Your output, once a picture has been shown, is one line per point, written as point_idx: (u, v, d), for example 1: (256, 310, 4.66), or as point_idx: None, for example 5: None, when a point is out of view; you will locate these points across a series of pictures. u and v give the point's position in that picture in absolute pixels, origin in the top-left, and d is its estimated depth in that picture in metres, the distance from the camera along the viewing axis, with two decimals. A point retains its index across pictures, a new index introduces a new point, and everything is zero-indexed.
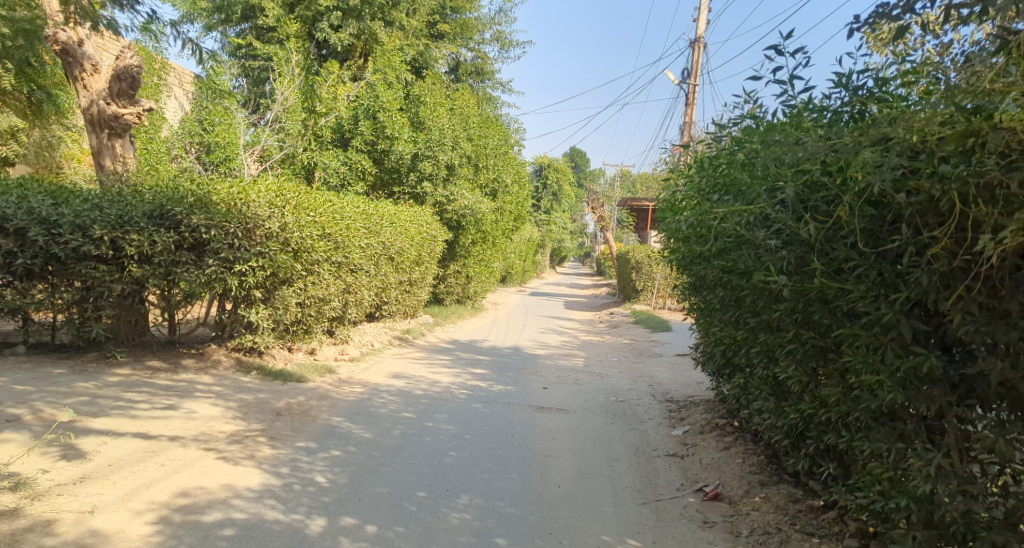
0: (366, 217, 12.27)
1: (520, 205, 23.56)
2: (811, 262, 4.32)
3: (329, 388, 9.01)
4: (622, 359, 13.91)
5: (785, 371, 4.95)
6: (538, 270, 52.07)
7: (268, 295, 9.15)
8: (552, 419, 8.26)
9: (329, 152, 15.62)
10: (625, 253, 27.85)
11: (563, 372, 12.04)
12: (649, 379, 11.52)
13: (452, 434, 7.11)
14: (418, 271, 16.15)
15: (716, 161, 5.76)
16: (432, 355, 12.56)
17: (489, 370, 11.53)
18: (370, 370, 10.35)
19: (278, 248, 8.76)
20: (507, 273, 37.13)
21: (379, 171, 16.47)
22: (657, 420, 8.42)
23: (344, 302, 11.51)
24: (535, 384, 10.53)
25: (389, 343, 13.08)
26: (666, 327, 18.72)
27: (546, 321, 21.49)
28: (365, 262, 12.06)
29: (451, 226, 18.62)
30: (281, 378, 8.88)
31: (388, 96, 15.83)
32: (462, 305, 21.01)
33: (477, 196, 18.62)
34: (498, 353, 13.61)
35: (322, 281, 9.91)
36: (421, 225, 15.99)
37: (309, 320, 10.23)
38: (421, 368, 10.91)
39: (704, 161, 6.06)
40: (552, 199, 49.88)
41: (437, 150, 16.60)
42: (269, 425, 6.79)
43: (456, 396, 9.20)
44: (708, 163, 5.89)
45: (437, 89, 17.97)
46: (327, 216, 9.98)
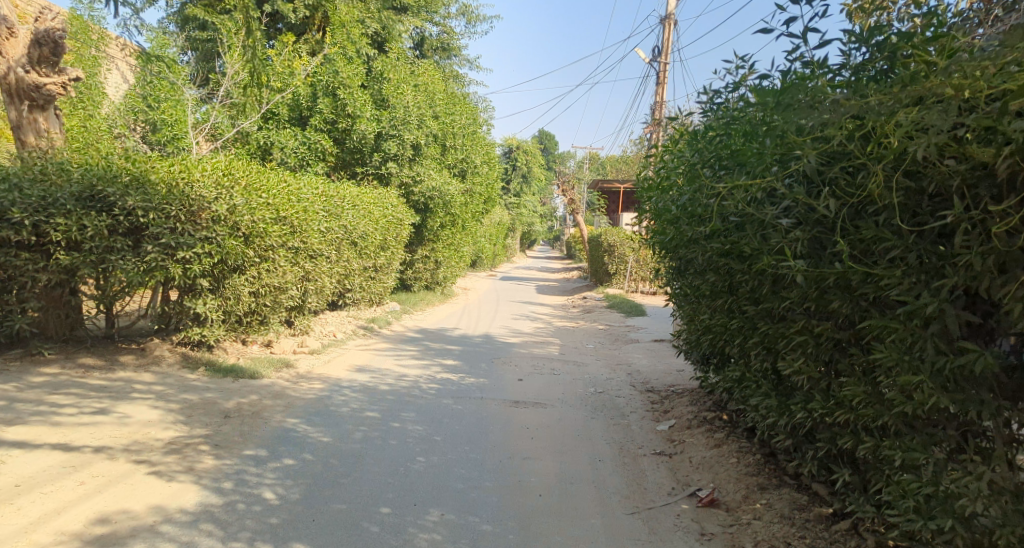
0: (326, 199, 11.60)
1: (490, 186, 22.90)
2: (829, 243, 3.75)
3: (286, 384, 8.32)
4: (598, 347, 13.39)
5: (792, 365, 4.35)
6: (508, 254, 51.53)
7: (217, 284, 8.50)
8: (527, 416, 7.67)
9: (287, 132, 15.25)
10: (597, 235, 27.36)
11: (536, 361, 11.47)
12: (627, 368, 11.01)
13: (420, 436, 6.48)
14: (386, 256, 15.60)
15: (710, 132, 5.20)
16: (398, 346, 11.89)
17: (459, 361, 10.91)
18: (332, 364, 9.70)
19: (226, 233, 8.11)
20: (477, 257, 36.48)
21: (342, 152, 16.01)
22: (639, 414, 7.87)
23: (303, 291, 10.84)
24: (507, 376, 9.94)
25: (353, 333, 12.39)
26: (640, 312, 18.25)
27: (517, 307, 20.92)
28: (326, 247, 11.40)
29: (418, 209, 18.00)
30: (232, 375, 8.18)
31: (349, 72, 15.37)
32: (431, 292, 20.35)
33: (444, 177, 17.97)
34: (468, 342, 13.00)
35: (277, 269, 9.30)
36: (387, 207, 15.33)
37: (263, 308, 9.61)
38: (387, 361, 10.25)
39: (696, 133, 5.50)
40: (522, 181, 49.24)
41: (404, 128, 16.17)
42: (214, 430, 6.11)
43: (424, 391, 8.58)
44: (701, 134, 5.33)
45: (401, 64, 17.21)
46: (282, 198, 9.32)
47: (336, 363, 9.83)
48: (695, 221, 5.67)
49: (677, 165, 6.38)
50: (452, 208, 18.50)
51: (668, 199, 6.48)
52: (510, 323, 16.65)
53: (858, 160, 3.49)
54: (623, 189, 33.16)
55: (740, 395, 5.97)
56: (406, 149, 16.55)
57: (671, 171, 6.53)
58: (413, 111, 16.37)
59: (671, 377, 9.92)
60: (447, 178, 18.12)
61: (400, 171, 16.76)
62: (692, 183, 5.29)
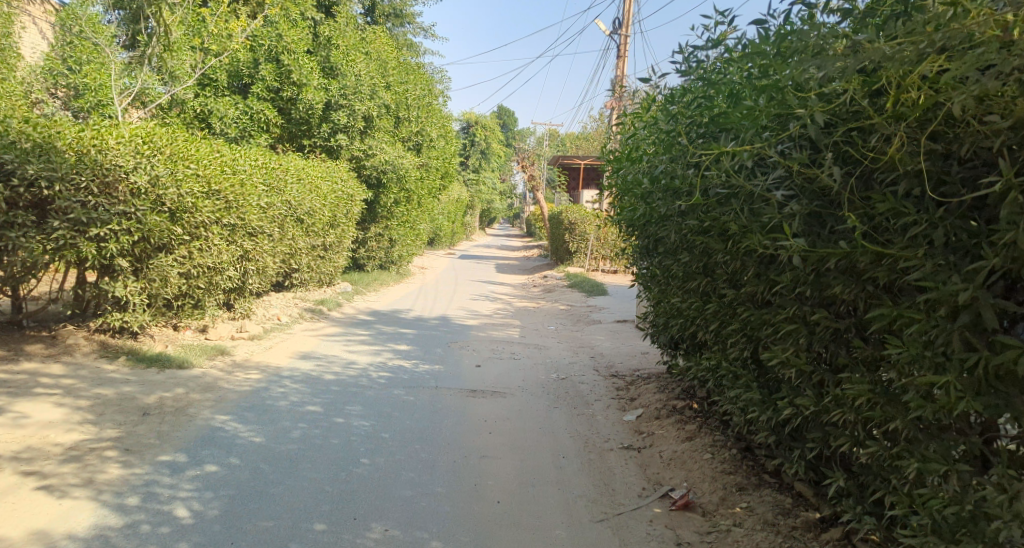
0: (269, 172, 10.93)
1: (447, 161, 22.21)
2: (833, 219, 3.19)
3: (219, 375, 7.62)
4: (559, 328, 12.87)
5: (778, 355, 3.76)
6: (467, 232, 50.90)
7: (139, 265, 7.92)
8: (482, 407, 7.09)
9: (226, 100, 14.52)
10: (558, 212, 26.87)
11: (494, 345, 10.89)
12: (590, 351, 10.50)
13: (366, 433, 5.85)
14: (337, 233, 14.95)
15: (684, 96, 4.64)
16: (348, 330, 11.21)
17: (412, 346, 10.28)
18: (272, 351, 9.03)
19: (147, 208, 7.60)
20: (435, 235, 35.76)
21: (289, 123, 15.44)
22: (604, 402, 7.32)
23: (243, 271, 10.16)
24: (462, 362, 9.34)
25: (299, 317, 11.69)
26: (602, 290, 17.80)
27: (476, 286, 20.34)
28: (269, 225, 10.76)
29: (371, 184, 17.33)
30: (157, 365, 7.46)
31: (293, 37, 14.93)
32: (386, 272, 19.65)
33: (398, 150, 17.28)
34: (423, 325, 12.36)
35: (211, 248, 8.78)
36: (335, 181, 14.62)
37: (197, 291, 9.00)
38: (334, 347, 9.57)
39: (669, 97, 4.94)
40: (481, 157, 48.52)
41: (356, 98, 15.72)
42: (127, 431, 5.43)
43: (373, 380, 7.94)
44: (675, 98, 4.77)
45: (350, 31, 16.40)
46: (214, 170, 8.70)
47: (277, 351, 9.13)
48: (668, 195, 5.12)
49: (647, 134, 5.82)
50: (407, 184, 17.84)
51: (637, 172, 5.93)
52: (467, 303, 16.06)
53: (868, 119, 2.92)
54: (583, 165, 32.72)
55: (714, 383, 5.42)
56: (357, 120, 15.89)
57: (641, 142, 5.97)
58: (364, 81, 15.86)
59: (636, 360, 9.42)
60: (401, 152, 17.44)
61: (351, 143, 16.10)
62: (666, 154, 4.73)
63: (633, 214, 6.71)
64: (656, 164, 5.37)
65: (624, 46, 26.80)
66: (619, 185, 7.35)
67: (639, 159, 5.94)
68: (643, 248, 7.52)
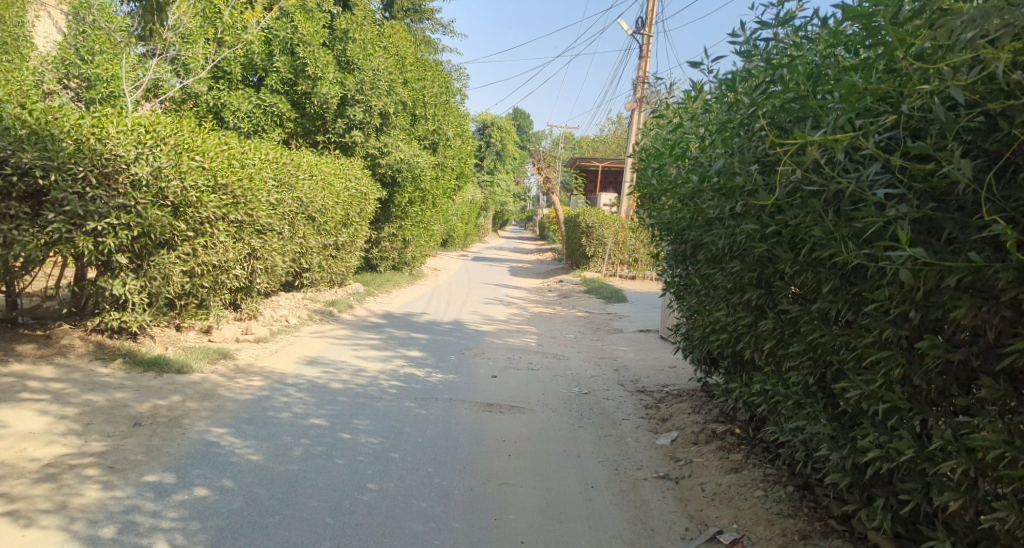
0: (280, 167, 10.43)
1: (463, 161, 21.70)
2: (954, 227, 2.65)
3: (220, 381, 7.10)
4: (578, 336, 12.32)
5: (861, 387, 3.21)
6: (480, 234, 50.40)
7: (139, 262, 7.42)
8: (501, 424, 6.55)
9: (240, 93, 14.04)
10: (574, 216, 26.31)
11: (512, 353, 10.34)
12: (612, 363, 9.94)
13: (375, 453, 5.32)
14: (350, 232, 14.44)
15: (747, 83, 4.09)
16: (358, 334, 10.68)
17: (426, 352, 9.75)
18: (278, 355, 8.53)
19: (149, 202, 7.10)
20: (449, 236, 35.21)
21: (303, 118, 14.95)
22: (634, 422, 6.77)
23: (250, 269, 9.67)
24: (478, 372, 8.78)
25: (308, 318, 11.16)
26: (621, 297, 17.24)
27: (491, 290, 19.77)
28: (280, 222, 10.27)
29: (385, 183, 16.83)
30: (155, 369, 6.96)
31: (309, 29, 14.42)
32: (399, 273, 19.12)
33: (415, 149, 16.80)
34: (437, 330, 11.81)
35: (217, 246, 8.29)
36: (349, 178, 14.12)
37: (201, 289, 8.53)
38: (344, 353, 9.05)
39: (726, 87, 4.39)
40: (497, 159, 48.05)
41: (373, 94, 15.23)
42: (114, 445, 4.92)
43: (384, 389, 7.42)
44: (734, 87, 4.22)
45: (368, 24, 15.93)
46: (221, 163, 8.21)
47: (282, 355, 8.60)
48: (722, 196, 4.56)
49: (694, 130, 5.27)
50: (423, 183, 17.33)
51: (681, 170, 5.38)
52: (482, 308, 15.51)
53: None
54: (601, 168, 32.15)
55: (763, 409, 4.86)
56: (373, 116, 15.38)
57: (686, 138, 5.43)
58: (382, 76, 15.38)
59: (662, 374, 8.86)
60: (417, 150, 16.92)
61: (366, 140, 15.60)
62: (724, 149, 4.18)
63: (672, 218, 6.16)
64: (706, 162, 4.82)
65: (646, 48, 26.23)
66: (653, 186, 6.80)
67: (684, 156, 5.39)
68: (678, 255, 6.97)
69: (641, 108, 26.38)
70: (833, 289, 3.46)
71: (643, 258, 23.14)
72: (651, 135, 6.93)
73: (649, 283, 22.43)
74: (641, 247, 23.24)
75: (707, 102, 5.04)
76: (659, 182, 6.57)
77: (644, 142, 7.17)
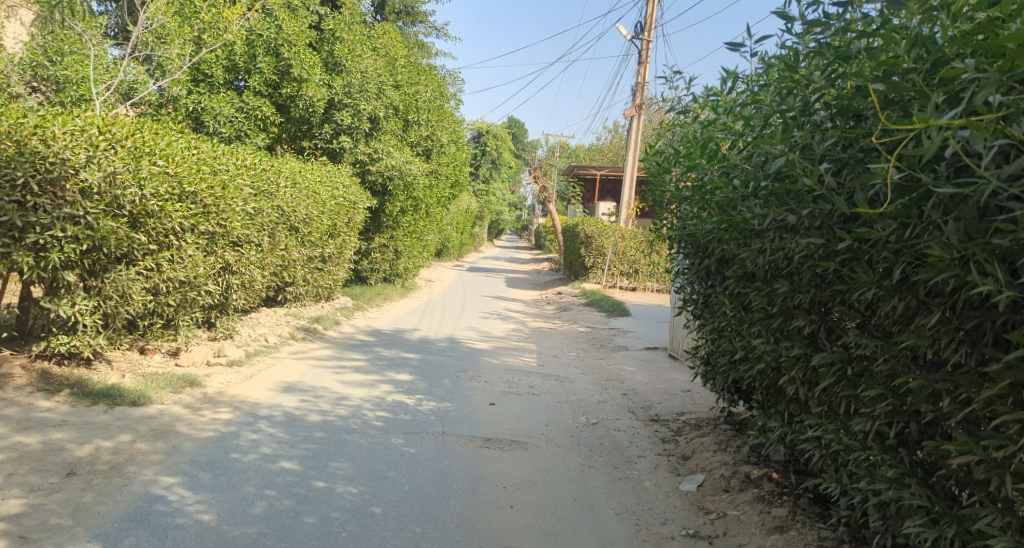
0: (260, 174, 9.64)
1: (458, 169, 20.92)
2: None
3: (181, 415, 6.27)
4: (580, 354, 11.50)
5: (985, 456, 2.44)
6: (475, 244, 49.58)
7: (92, 278, 6.62)
8: (499, 464, 5.74)
9: (221, 95, 13.31)
10: (572, 225, 25.55)
11: (510, 375, 9.53)
12: (620, 386, 9.15)
13: (353, 507, 4.51)
14: (338, 242, 13.67)
15: (809, 66, 3.34)
16: (343, 355, 9.85)
17: (416, 375, 8.93)
18: (252, 382, 7.69)
19: (101, 211, 6.30)
20: (443, 245, 34.38)
21: (288, 122, 14.21)
22: (651, 460, 5.97)
23: (224, 284, 8.86)
24: (474, 399, 7.96)
25: (289, 337, 10.33)
26: (623, 310, 16.46)
27: (486, 303, 18.95)
28: (258, 233, 9.48)
29: (375, 191, 16.04)
30: (107, 401, 6.12)
31: (294, 29, 13.65)
32: (390, 286, 18.29)
33: (406, 155, 16.02)
34: (428, 348, 10.98)
35: (184, 260, 7.49)
36: (337, 186, 13.35)
37: (166, 307, 7.73)
38: (326, 378, 8.22)
39: (781, 71, 3.63)
40: (492, 167, 47.29)
41: (362, 97, 14.44)
42: (37, 503, 4.08)
43: (368, 422, 6.60)
44: (795, 69, 3.47)
45: (357, 24, 15.17)
46: (189, 168, 7.42)
47: (256, 382, 7.76)
48: (773, 204, 3.78)
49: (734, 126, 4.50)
50: (415, 192, 16.55)
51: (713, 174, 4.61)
52: (478, 323, 14.69)
53: None
54: (599, 176, 31.38)
55: (814, 457, 4.09)
56: (362, 120, 14.61)
57: (720, 137, 4.67)
58: (371, 78, 14.61)
59: (677, 400, 8.07)
60: (409, 156, 16.13)
61: (355, 146, 14.83)
62: (784, 144, 3.40)
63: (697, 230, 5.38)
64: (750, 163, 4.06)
65: (645, 53, 25.55)
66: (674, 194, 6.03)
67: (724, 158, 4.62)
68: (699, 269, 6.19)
69: (640, 114, 25.67)
70: (937, 323, 2.69)
71: (644, 269, 22.37)
72: (670, 137, 6.18)
73: (650, 295, 21.64)
74: (642, 257, 22.47)
75: (751, 93, 4.30)
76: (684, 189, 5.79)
77: (661, 146, 6.41)
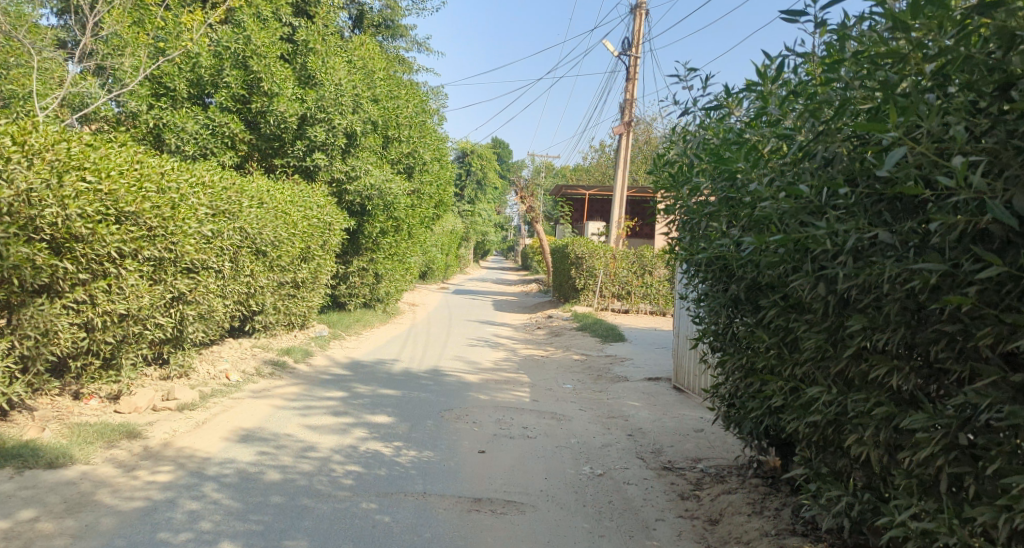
0: (221, 193, 8.64)
1: (442, 188, 19.99)
2: None
3: (108, 479, 5.23)
4: (576, 387, 10.53)
5: None
6: (461, 266, 48.61)
7: (6, 315, 5.60)
8: (492, 534, 4.74)
9: (184, 111, 12.34)
10: (561, 245, 24.66)
11: (500, 414, 8.54)
12: (623, 425, 8.18)
13: None
14: (311, 267, 12.66)
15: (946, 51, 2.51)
16: (314, 392, 8.82)
17: (395, 416, 7.92)
18: (203, 430, 6.66)
19: (14, 234, 5.30)
20: (428, 267, 33.38)
21: (258, 140, 13.19)
22: (672, 526, 5.01)
23: (177, 317, 7.85)
24: (461, 446, 6.95)
25: (254, 373, 9.29)
26: (618, 335, 15.53)
27: (473, 328, 17.95)
28: (218, 259, 8.47)
29: (353, 211, 15.04)
30: (16, 464, 5.07)
31: (264, 40, 12.73)
32: (370, 312, 17.26)
33: (386, 173, 15.10)
34: (409, 383, 9.97)
35: (124, 290, 6.50)
36: (310, 206, 12.34)
37: (103, 344, 6.71)
38: (291, 423, 7.18)
39: (875, 43, 2.77)
40: (476, 188, 46.46)
41: (336, 111, 13.47)
42: None
43: (335, 480, 5.60)
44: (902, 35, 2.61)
45: (332, 35, 14.28)
46: (130, 185, 6.44)
47: (208, 430, 6.70)
48: (857, 214, 2.89)
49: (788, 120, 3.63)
50: (396, 212, 15.59)
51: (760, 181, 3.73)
52: (463, 352, 13.70)
53: None
54: (587, 195, 30.56)
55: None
56: (337, 137, 13.63)
57: (765, 141, 3.81)
58: (346, 91, 13.63)
59: (690, 443, 7.13)
60: (389, 174, 15.16)
61: (330, 164, 13.85)
62: (894, 132, 2.52)
63: (724, 251, 4.49)
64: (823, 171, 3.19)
65: (633, 68, 24.80)
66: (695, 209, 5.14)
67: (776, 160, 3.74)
68: (720, 296, 5.29)
69: (629, 131, 24.89)
70: None
71: (636, 290, 21.49)
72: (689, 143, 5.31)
73: (644, 317, 20.74)
74: (635, 279, 21.55)
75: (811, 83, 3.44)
76: (709, 203, 4.91)
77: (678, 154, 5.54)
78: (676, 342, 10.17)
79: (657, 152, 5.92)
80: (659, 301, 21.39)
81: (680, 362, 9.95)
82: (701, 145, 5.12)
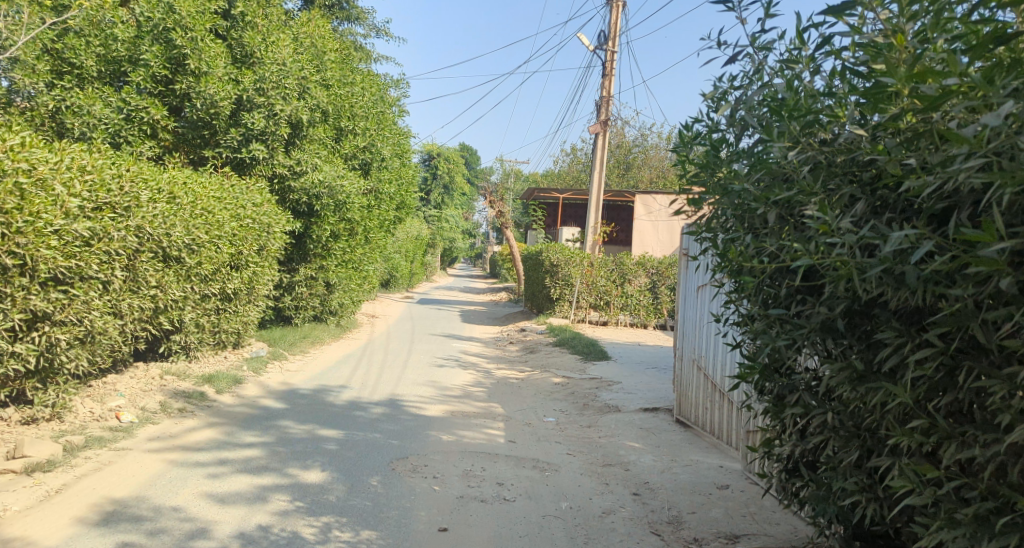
0: (109, 183, 6.71)
1: (404, 188, 18.15)
2: None
3: None
4: (559, 421, 8.80)
5: None
6: (428, 273, 46.72)
7: None
8: None
9: (93, 90, 10.32)
10: (534, 252, 22.96)
11: (470, 462, 6.77)
12: (624, 478, 6.48)
13: None
14: (245, 277, 10.73)
15: None
16: (231, 436, 6.94)
17: (333, 471, 6.10)
18: (51, 506, 4.74)
19: None
20: (390, 274, 31.37)
21: (183, 127, 11.16)
22: None
23: (42, 344, 5.92)
24: (416, 518, 5.16)
25: (156, 412, 7.36)
26: (602, 352, 13.86)
27: (438, 344, 16.14)
28: (104, 267, 6.57)
29: (298, 213, 13.10)
30: None
31: (192, 9, 10.78)
32: (321, 329, 15.30)
33: (338, 169, 13.24)
34: (357, 419, 8.13)
35: None
36: (242, 204, 10.47)
37: None
38: (187, 486, 5.33)
39: None
40: (443, 192, 44.64)
41: (278, 95, 11.50)
42: None
43: None
44: None
45: (275, 8, 12.35)
46: None
47: (60, 504, 4.79)
48: None
49: None
50: (350, 214, 13.70)
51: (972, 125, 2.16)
52: (426, 374, 11.89)
53: None
54: (561, 199, 28.89)
55: None
56: (280, 126, 11.67)
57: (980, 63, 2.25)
58: (290, 71, 11.66)
59: (717, 510, 5.49)
60: (341, 170, 13.28)
61: (271, 157, 11.90)
62: None
63: (820, 262, 2.84)
64: None
65: (610, 63, 23.20)
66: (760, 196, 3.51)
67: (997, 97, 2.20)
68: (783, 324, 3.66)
69: (606, 130, 23.30)
70: None
71: (616, 300, 19.87)
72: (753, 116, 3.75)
73: (624, 331, 19.11)
74: (614, 288, 19.91)
75: None
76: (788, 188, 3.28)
77: (730, 131, 3.98)
78: (679, 369, 8.64)
79: (684, 134, 4.37)
80: (639, 313, 19.80)
81: (686, 392, 8.42)
82: (772, 112, 3.56)
